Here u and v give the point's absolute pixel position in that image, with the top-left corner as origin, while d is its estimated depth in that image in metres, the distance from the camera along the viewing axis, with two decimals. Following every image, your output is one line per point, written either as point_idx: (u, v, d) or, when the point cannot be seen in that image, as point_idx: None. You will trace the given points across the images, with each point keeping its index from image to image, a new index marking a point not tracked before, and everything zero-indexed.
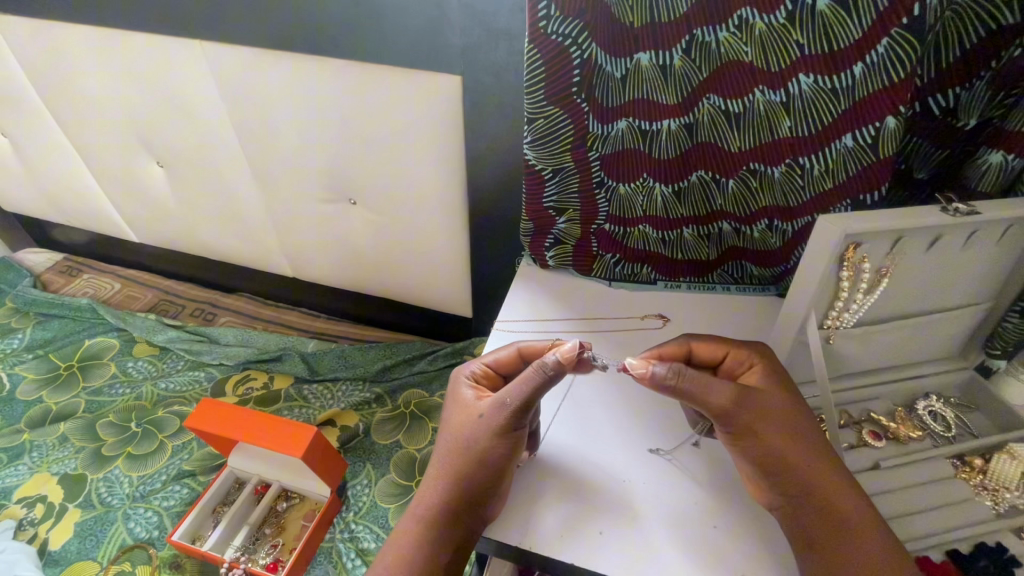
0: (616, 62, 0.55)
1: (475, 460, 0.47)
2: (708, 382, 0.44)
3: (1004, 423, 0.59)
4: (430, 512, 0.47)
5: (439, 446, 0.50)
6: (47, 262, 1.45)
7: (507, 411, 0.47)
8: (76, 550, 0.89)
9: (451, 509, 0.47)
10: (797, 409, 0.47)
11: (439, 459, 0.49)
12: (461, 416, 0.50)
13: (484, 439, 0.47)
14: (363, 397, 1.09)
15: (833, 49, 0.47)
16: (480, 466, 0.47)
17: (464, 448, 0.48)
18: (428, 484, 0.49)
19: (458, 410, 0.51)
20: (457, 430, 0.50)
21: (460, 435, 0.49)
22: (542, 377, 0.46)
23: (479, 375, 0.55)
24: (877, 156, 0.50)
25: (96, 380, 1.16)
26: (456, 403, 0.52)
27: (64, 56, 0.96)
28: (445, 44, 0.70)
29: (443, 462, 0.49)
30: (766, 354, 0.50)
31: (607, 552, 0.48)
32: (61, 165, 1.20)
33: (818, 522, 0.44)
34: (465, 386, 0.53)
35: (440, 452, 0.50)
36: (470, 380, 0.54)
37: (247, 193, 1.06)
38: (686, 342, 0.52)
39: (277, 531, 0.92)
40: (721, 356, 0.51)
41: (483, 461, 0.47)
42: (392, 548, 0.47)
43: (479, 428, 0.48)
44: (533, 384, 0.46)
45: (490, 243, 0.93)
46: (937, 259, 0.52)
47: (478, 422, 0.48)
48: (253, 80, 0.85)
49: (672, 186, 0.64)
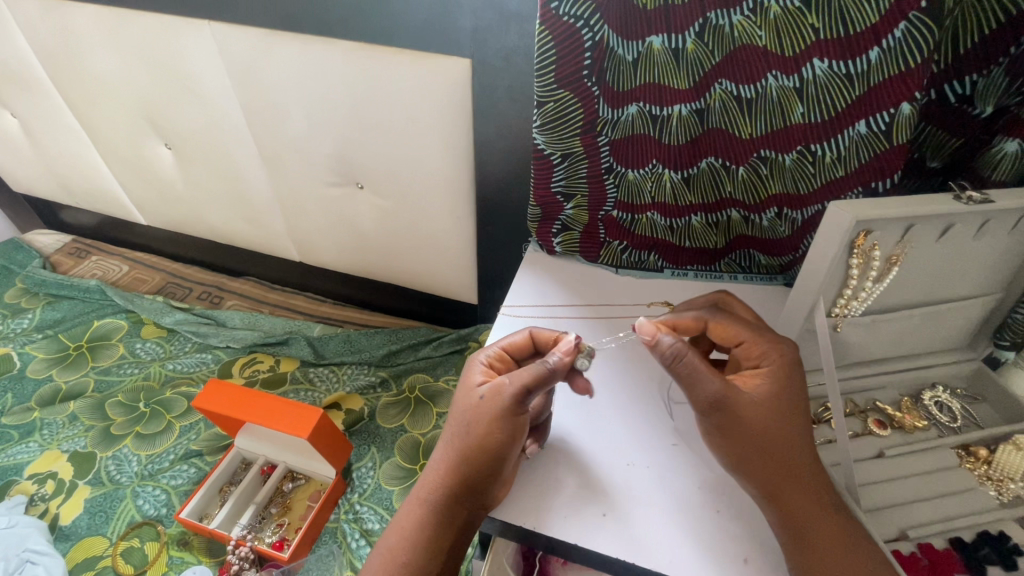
0: (628, 45, 0.55)
1: (472, 447, 0.47)
2: (704, 368, 0.44)
3: (1009, 415, 0.59)
4: (430, 493, 0.48)
5: (445, 431, 0.50)
6: (56, 244, 1.46)
7: (507, 399, 0.47)
8: (86, 526, 0.91)
9: (449, 492, 0.48)
10: (792, 410, 0.46)
11: (444, 446, 0.50)
12: (464, 400, 0.50)
13: (482, 426, 0.47)
14: (369, 381, 1.10)
15: (849, 33, 0.47)
16: (479, 455, 0.47)
17: (464, 432, 0.48)
18: (430, 465, 0.50)
19: (463, 393, 0.51)
20: (461, 417, 0.49)
21: (460, 418, 0.49)
22: (542, 368, 0.46)
23: (493, 357, 0.54)
24: (890, 143, 0.50)
25: (105, 360, 1.17)
26: (464, 382, 0.52)
27: (74, 38, 0.96)
28: (454, 26, 0.69)
29: (445, 444, 0.49)
30: (781, 348, 0.48)
31: (606, 533, 0.48)
32: (69, 146, 1.21)
33: (802, 518, 0.44)
34: (477, 369, 0.53)
35: (444, 435, 0.50)
36: (484, 364, 0.53)
37: (255, 176, 1.06)
38: (705, 318, 0.51)
39: (283, 511, 0.93)
40: (734, 340, 0.50)
41: (480, 447, 0.47)
42: (397, 525, 0.49)
43: (479, 415, 0.48)
44: (528, 382, 0.46)
45: (497, 229, 0.93)
46: (950, 248, 0.52)
47: (478, 407, 0.48)
48: (261, 60, 0.85)
49: (682, 172, 0.63)
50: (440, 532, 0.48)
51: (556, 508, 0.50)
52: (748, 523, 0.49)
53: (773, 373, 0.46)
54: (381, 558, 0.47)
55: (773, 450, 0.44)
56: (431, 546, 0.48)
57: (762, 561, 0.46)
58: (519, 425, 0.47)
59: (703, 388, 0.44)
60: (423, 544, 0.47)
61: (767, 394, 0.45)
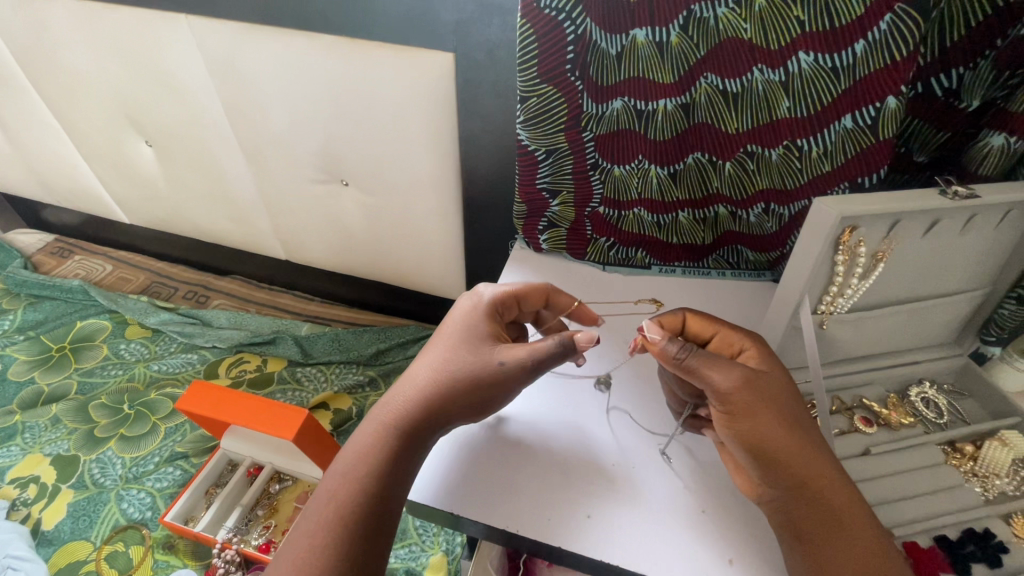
0: (612, 39, 0.54)
1: (467, 391, 0.46)
2: (715, 359, 0.45)
3: (996, 410, 0.58)
4: (401, 418, 0.46)
5: (438, 363, 0.48)
6: (38, 244, 1.44)
7: (515, 363, 0.47)
8: (70, 531, 0.90)
9: (422, 424, 0.46)
10: (789, 395, 0.45)
11: (432, 375, 0.48)
12: (464, 341, 0.50)
13: (483, 374, 0.47)
14: (357, 380, 1.09)
15: (834, 26, 0.46)
16: (470, 404, 0.47)
17: (459, 373, 0.47)
18: (405, 390, 0.47)
19: (462, 335, 0.50)
20: (463, 361, 0.48)
21: (457, 358, 0.48)
22: (557, 352, 0.46)
23: (502, 299, 0.54)
24: (876, 137, 0.49)
25: (89, 362, 1.15)
26: (466, 325, 0.51)
27: (47, 33, 0.94)
28: (437, 20, 0.68)
29: (431, 375, 0.47)
30: (755, 339, 0.49)
31: (592, 534, 0.48)
32: (47, 144, 1.18)
33: (815, 518, 0.42)
34: (484, 316, 0.52)
35: (429, 366, 0.48)
36: (490, 310, 0.53)
37: (238, 173, 1.05)
38: (683, 314, 0.51)
39: (270, 513, 0.92)
40: (707, 336, 0.51)
41: (475, 391, 0.46)
42: (357, 449, 0.44)
43: (484, 366, 0.47)
44: (539, 348, 0.47)
45: (483, 226, 0.92)
46: (936, 244, 0.51)
47: (485, 361, 0.47)
48: (240, 55, 0.83)
49: (668, 168, 0.62)
50: (405, 460, 0.45)
51: (539, 510, 0.49)
52: (733, 523, 0.48)
53: (761, 357, 0.48)
54: (341, 483, 0.43)
55: (777, 442, 0.43)
56: (392, 473, 0.44)
57: (745, 562, 0.46)
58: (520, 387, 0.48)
59: (719, 376, 0.44)
60: (386, 467, 0.44)
61: (767, 377, 0.46)
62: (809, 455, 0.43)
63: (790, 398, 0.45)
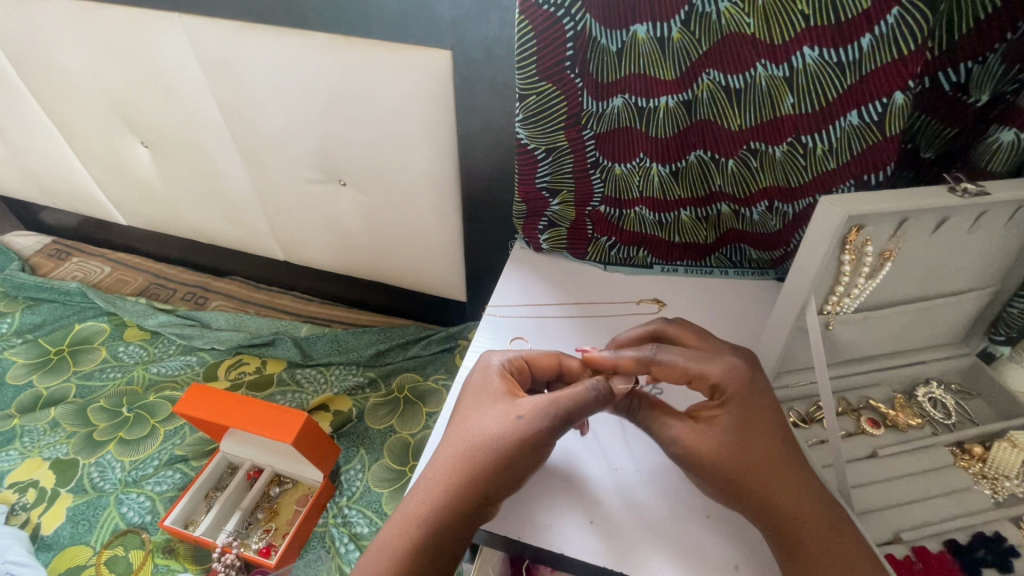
0: (612, 35, 0.52)
1: (496, 459, 0.44)
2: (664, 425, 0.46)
3: (1006, 410, 0.57)
4: (430, 505, 0.43)
5: (457, 436, 0.46)
6: (35, 245, 1.43)
7: (547, 420, 0.45)
8: (69, 535, 0.89)
9: (458, 507, 0.43)
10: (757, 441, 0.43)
11: (453, 456, 0.45)
12: (481, 406, 0.48)
13: (509, 437, 0.44)
14: (357, 381, 1.08)
15: (840, 20, 0.45)
16: (503, 475, 0.44)
17: (480, 447, 0.44)
18: (427, 471, 0.45)
19: (481, 399, 0.48)
20: (490, 430, 0.45)
21: (475, 427, 0.46)
22: (589, 397, 0.45)
23: (509, 362, 0.52)
24: (883, 134, 0.48)
25: (87, 364, 1.15)
26: (481, 388, 0.50)
27: (39, 32, 0.93)
28: (433, 16, 0.67)
29: (452, 452, 0.45)
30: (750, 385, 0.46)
31: (595, 542, 0.47)
32: (42, 144, 1.17)
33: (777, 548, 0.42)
34: (494, 375, 0.50)
35: (450, 441, 0.46)
36: (502, 370, 0.51)
37: (235, 174, 1.04)
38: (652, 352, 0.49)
39: (270, 516, 0.92)
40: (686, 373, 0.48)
41: (505, 458, 0.44)
42: (382, 542, 0.42)
43: (511, 432, 0.44)
44: (573, 398, 0.45)
45: (482, 225, 0.91)
46: (945, 241, 0.50)
47: (515, 428, 0.44)
48: (235, 52, 0.82)
49: (670, 166, 0.61)
50: (441, 546, 0.42)
51: (542, 516, 0.49)
52: (738, 528, 0.47)
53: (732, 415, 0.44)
54: None
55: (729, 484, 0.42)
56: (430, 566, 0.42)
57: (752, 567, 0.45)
58: (550, 440, 0.45)
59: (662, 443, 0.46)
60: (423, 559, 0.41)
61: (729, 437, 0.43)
62: (776, 510, 0.41)
63: (750, 451, 0.43)
